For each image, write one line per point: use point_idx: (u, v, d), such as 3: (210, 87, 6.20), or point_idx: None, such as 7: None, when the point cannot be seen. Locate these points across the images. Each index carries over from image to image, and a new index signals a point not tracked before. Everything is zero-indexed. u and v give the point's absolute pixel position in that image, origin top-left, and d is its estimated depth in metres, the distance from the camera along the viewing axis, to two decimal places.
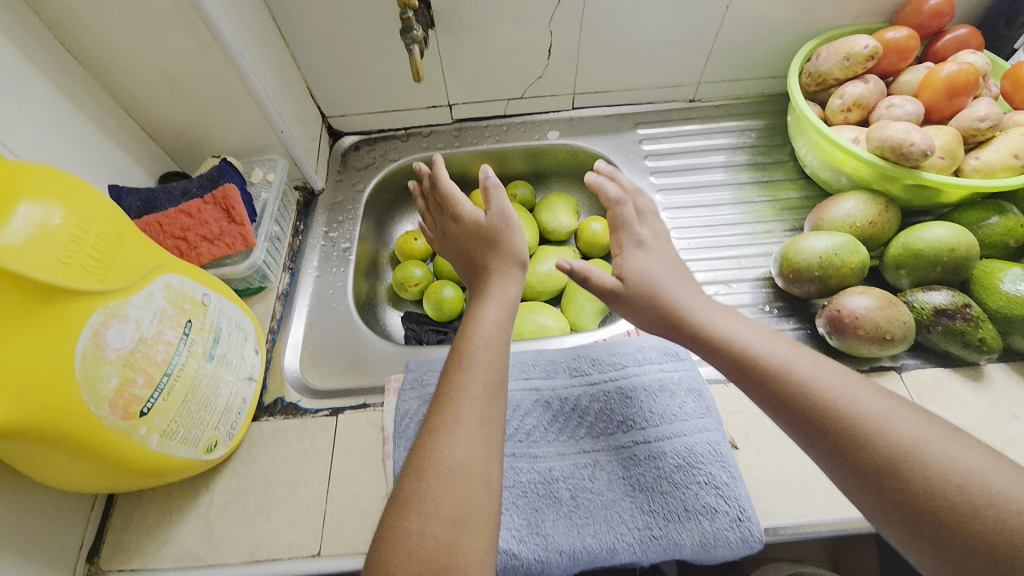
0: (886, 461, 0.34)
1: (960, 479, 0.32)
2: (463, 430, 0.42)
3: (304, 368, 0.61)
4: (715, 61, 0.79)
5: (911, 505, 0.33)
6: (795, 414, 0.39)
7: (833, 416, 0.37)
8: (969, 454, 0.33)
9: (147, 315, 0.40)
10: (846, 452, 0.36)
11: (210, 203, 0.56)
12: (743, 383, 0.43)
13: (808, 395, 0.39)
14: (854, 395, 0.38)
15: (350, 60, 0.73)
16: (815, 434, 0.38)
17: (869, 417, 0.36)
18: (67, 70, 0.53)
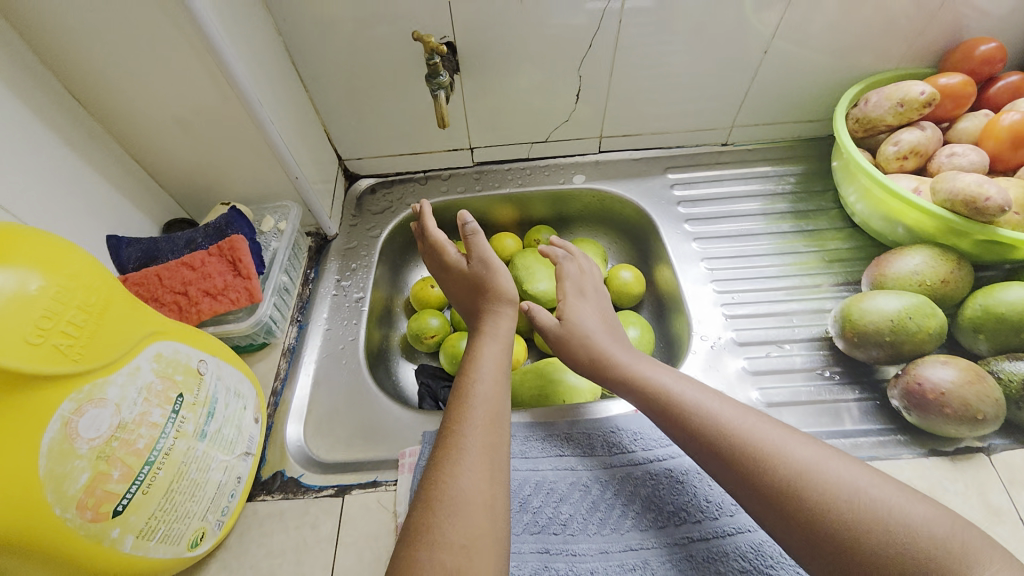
0: (818, 508, 0.36)
1: (880, 517, 0.35)
2: (469, 459, 0.42)
3: (307, 436, 0.54)
4: (749, 104, 0.76)
5: (824, 534, 0.36)
6: (725, 466, 0.41)
7: (761, 465, 0.39)
8: (886, 490, 0.37)
9: (130, 395, 0.35)
10: (759, 484, 0.39)
11: (215, 255, 0.52)
12: (666, 423, 0.46)
13: (737, 445, 0.41)
14: (779, 439, 0.41)
15: (369, 103, 0.70)
16: (747, 485, 0.40)
17: (796, 462, 0.39)
18: (71, 118, 0.50)
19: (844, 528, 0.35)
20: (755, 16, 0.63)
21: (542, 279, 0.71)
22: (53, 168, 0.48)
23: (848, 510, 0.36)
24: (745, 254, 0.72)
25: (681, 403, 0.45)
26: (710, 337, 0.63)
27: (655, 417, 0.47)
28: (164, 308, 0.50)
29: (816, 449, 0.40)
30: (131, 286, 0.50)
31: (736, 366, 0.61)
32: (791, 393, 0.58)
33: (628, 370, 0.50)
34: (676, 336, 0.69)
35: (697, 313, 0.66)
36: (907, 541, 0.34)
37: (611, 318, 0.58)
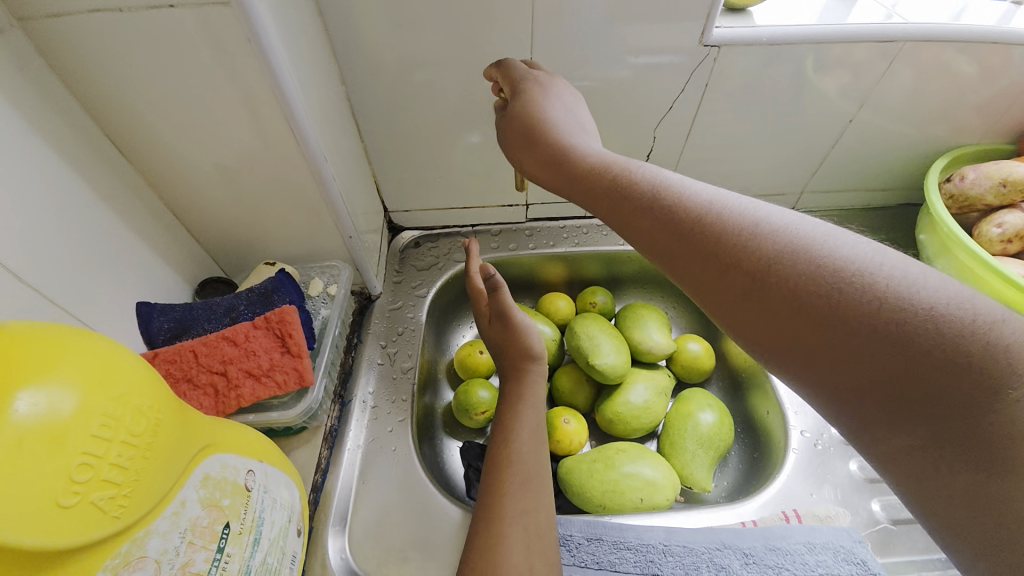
0: (790, 295, 0.28)
1: (879, 293, 0.25)
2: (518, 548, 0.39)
3: (355, 547, 0.46)
4: (821, 171, 0.72)
5: (828, 326, 0.26)
6: (678, 252, 0.33)
7: (722, 249, 0.31)
8: (893, 259, 0.26)
9: (173, 544, 0.27)
10: (737, 271, 0.30)
11: (262, 328, 0.45)
12: (623, 205, 0.37)
13: (691, 229, 0.32)
14: (750, 216, 0.31)
15: (427, 154, 0.66)
16: (704, 273, 0.32)
17: (771, 249, 0.29)
18: (112, 172, 0.45)
19: (821, 314, 0.26)
20: (817, 81, 0.60)
21: (610, 352, 0.63)
22: (87, 228, 0.42)
23: (831, 292, 0.26)
24: None
25: (631, 193, 0.36)
26: (814, 434, 0.55)
27: (602, 211, 0.39)
28: (197, 390, 0.42)
29: (812, 228, 0.29)
30: (160, 364, 0.42)
31: (849, 471, 0.52)
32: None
33: (583, 162, 0.41)
34: (759, 421, 0.62)
35: (792, 403, 0.57)
36: (918, 319, 0.24)
37: (582, 114, 0.47)
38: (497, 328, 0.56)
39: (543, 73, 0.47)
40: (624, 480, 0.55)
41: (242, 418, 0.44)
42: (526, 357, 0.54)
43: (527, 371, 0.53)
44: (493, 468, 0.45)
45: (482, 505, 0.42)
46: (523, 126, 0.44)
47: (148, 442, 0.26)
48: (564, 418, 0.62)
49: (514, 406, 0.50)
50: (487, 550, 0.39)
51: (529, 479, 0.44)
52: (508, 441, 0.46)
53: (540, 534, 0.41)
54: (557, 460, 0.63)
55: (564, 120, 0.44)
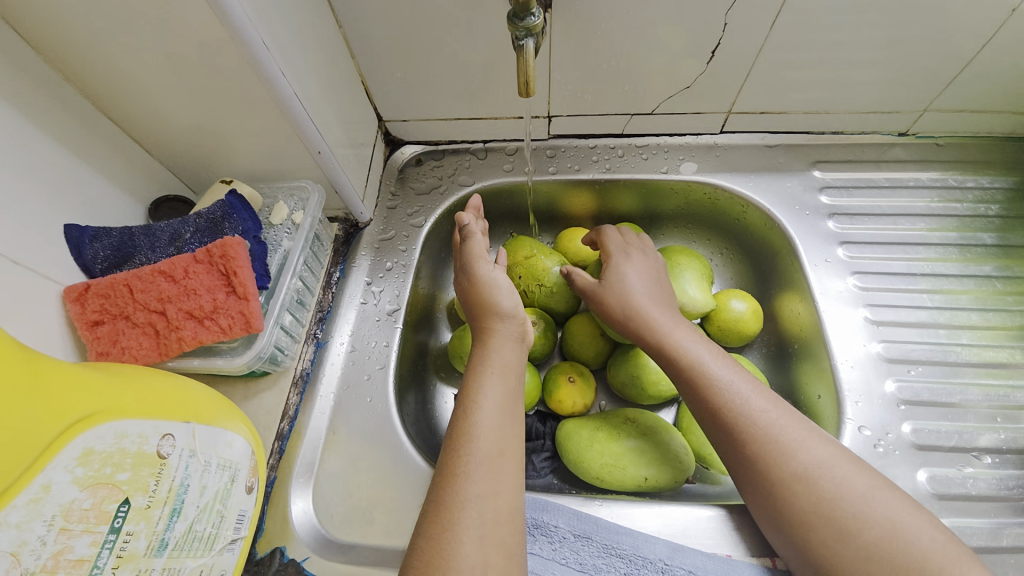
0: (797, 500, 0.35)
1: (874, 519, 0.33)
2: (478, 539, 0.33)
3: (318, 504, 0.43)
4: (963, 82, 0.51)
5: (816, 526, 0.34)
6: (717, 431, 0.40)
7: (752, 443, 0.38)
8: (877, 493, 0.34)
9: (34, 535, 0.23)
10: (763, 464, 0.37)
11: (204, 263, 0.39)
12: (694, 385, 0.41)
13: (729, 417, 0.39)
14: (776, 417, 0.38)
15: (421, 48, 0.52)
16: (735, 457, 0.39)
17: (798, 463, 0.36)
18: (10, 60, 0.36)
19: (825, 530, 0.34)
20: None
21: None
22: None
23: (838, 506, 0.34)
24: (923, 304, 0.52)
25: (690, 360, 0.42)
26: (876, 433, 0.46)
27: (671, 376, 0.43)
28: (136, 329, 0.37)
29: (833, 449, 0.37)
30: (94, 298, 0.37)
31: (914, 482, 0.44)
32: (990, 536, 0.42)
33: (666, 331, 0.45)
34: (806, 404, 0.52)
35: (855, 391, 0.48)
36: (886, 532, 0.33)
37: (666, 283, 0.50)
38: (465, 283, 0.50)
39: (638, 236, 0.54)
40: (630, 457, 0.48)
41: (188, 362, 0.40)
42: (497, 316, 0.46)
43: (494, 333, 0.46)
44: (451, 443, 0.39)
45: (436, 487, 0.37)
46: (622, 302, 0.48)
47: None
48: (569, 377, 0.54)
49: (480, 372, 0.43)
50: (438, 538, 0.34)
51: (493, 457, 0.37)
52: (469, 415, 0.39)
53: (502, 521, 0.35)
54: (558, 419, 0.57)
55: (646, 293, 0.48)
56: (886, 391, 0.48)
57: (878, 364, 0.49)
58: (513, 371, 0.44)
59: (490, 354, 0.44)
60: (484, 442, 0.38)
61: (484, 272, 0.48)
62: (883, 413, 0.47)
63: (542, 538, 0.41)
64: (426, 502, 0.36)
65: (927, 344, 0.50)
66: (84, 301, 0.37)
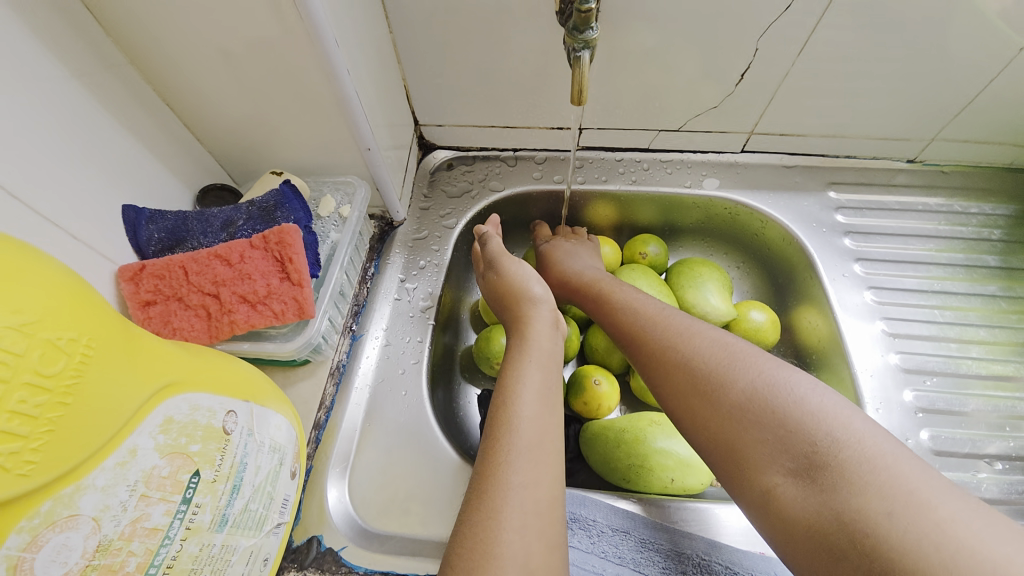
0: (675, 379, 0.36)
1: (747, 377, 0.33)
2: (523, 525, 0.34)
3: (354, 494, 0.43)
4: (971, 114, 0.55)
5: (739, 441, 0.31)
6: (626, 344, 0.42)
7: (642, 341, 0.40)
8: (806, 392, 0.31)
9: (117, 500, 0.23)
10: (683, 385, 0.35)
11: (259, 249, 0.40)
12: (628, 329, 0.43)
13: (631, 326, 0.42)
14: (701, 338, 0.37)
15: (466, 57, 0.54)
16: (636, 362, 0.40)
17: (677, 347, 0.37)
18: (87, 44, 0.36)
19: (705, 397, 0.34)
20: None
21: None
22: (59, 113, 0.35)
23: (759, 414, 0.31)
24: (933, 318, 0.55)
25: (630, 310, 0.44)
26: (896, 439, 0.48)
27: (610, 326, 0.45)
28: (188, 311, 0.38)
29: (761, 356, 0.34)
30: (149, 278, 0.38)
31: None
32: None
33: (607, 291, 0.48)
34: None
35: (874, 399, 0.50)
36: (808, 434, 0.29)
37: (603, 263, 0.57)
38: (491, 277, 0.53)
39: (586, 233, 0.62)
40: (658, 457, 0.48)
41: (237, 346, 0.40)
42: (529, 303, 0.49)
43: (530, 320, 0.48)
44: (492, 431, 0.39)
45: (477, 471, 0.38)
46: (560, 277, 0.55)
47: (71, 384, 0.21)
48: (596, 378, 0.55)
49: (518, 361, 0.44)
50: (480, 525, 0.34)
51: (534, 447, 0.38)
52: (511, 403, 0.40)
53: (541, 511, 0.35)
54: (581, 422, 0.58)
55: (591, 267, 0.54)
56: (904, 399, 0.50)
57: (896, 376, 0.51)
58: (551, 357, 0.45)
59: (528, 342, 0.45)
60: (525, 429, 0.39)
61: (511, 266, 0.52)
62: (902, 420, 0.49)
63: (581, 532, 0.42)
64: (469, 489, 0.37)
65: (939, 356, 0.53)
66: (139, 280, 0.37)
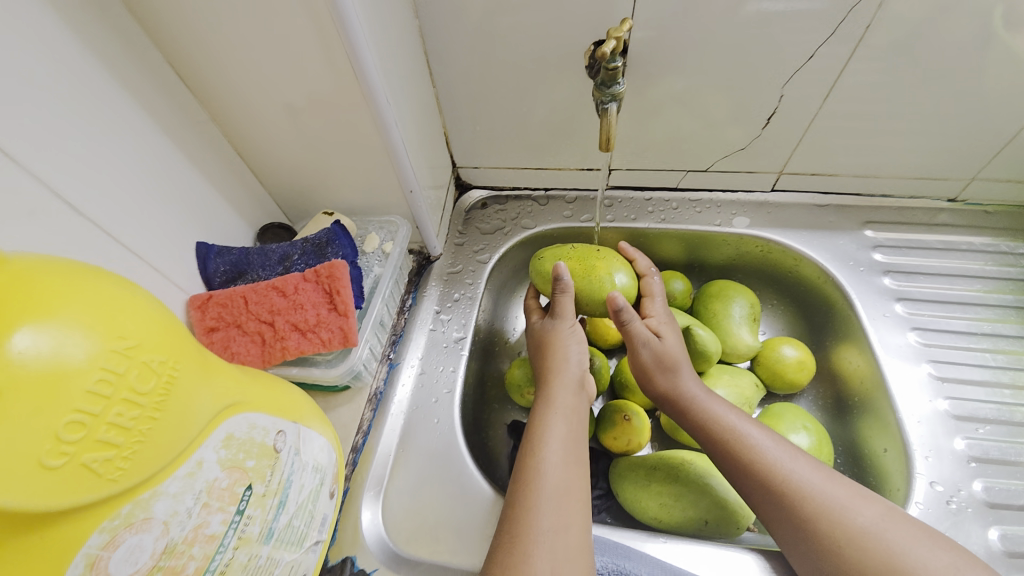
0: (853, 563, 0.33)
1: (861, 523, 0.35)
2: (552, 563, 0.36)
3: (387, 518, 0.44)
4: (1010, 153, 0.54)
5: None
6: (761, 498, 0.39)
7: (792, 501, 0.37)
8: (936, 560, 0.32)
9: (184, 506, 0.25)
10: (805, 538, 0.36)
11: (311, 281, 0.44)
12: (723, 456, 0.42)
13: (774, 481, 0.38)
14: (808, 484, 0.38)
15: (501, 106, 0.58)
16: (778, 513, 0.38)
17: (850, 517, 0.35)
18: (176, 103, 0.43)
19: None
20: (1004, 36, 0.44)
21: (703, 327, 0.55)
22: (150, 161, 0.40)
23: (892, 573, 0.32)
24: (985, 362, 0.52)
25: (716, 429, 0.43)
26: (948, 490, 0.45)
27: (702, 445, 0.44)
28: (245, 337, 0.41)
29: (878, 508, 0.36)
30: (214, 306, 0.42)
31: (985, 539, 0.43)
32: None
33: (689, 400, 0.45)
34: (869, 457, 0.52)
35: (924, 446, 0.47)
36: None
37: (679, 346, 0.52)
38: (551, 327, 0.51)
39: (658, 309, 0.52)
40: (690, 498, 0.47)
41: (286, 370, 0.44)
42: (558, 364, 0.49)
43: (558, 374, 0.48)
44: (528, 462, 0.42)
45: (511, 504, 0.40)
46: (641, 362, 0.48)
47: (159, 399, 0.24)
48: (624, 416, 0.54)
49: (544, 413, 0.45)
50: (515, 550, 0.36)
51: (561, 494, 0.40)
52: (536, 451, 0.42)
53: (572, 551, 0.37)
54: (610, 457, 0.57)
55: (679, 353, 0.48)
56: (955, 448, 0.47)
57: (950, 425, 0.49)
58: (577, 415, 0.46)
59: (552, 394, 0.47)
60: (548, 477, 0.40)
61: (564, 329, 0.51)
62: (954, 470, 0.46)
63: None
64: (505, 509, 0.39)
65: (992, 402, 0.50)
66: (206, 308, 0.42)
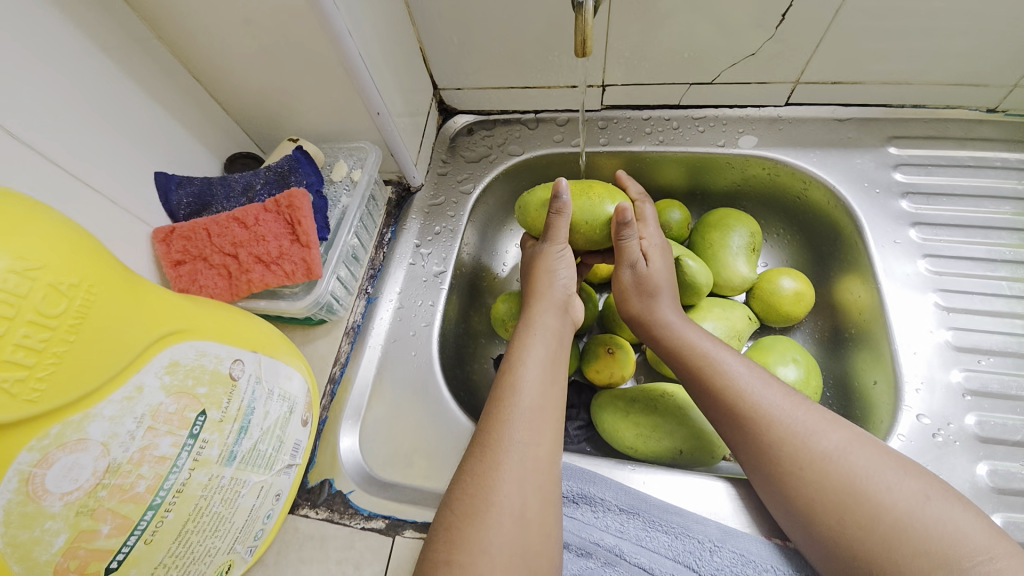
0: (814, 484, 0.34)
1: (829, 448, 0.35)
2: (520, 476, 0.36)
3: (364, 446, 0.46)
4: None
5: (825, 517, 0.34)
6: (730, 424, 0.39)
7: (762, 425, 0.37)
8: (897, 484, 0.33)
9: (125, 428, 0.26)
10: (772, 460, 0.36)
11: (272, 212, 0.42)
12: (699, 383, 0.41)
13: (744, 408, 0.38)
14: (781, 410, 0.37)
15: (480, 14, 0.52)
16: (745, 436, 0.38)
17: (817, 443, 0.35)
18: (112, 18, 0.39)
19: (857, 511, 0.32)
20: None
21: (692, 257, 0.52)
22: (91, 87, 0.38)
23: (852, 494, 0.33)
24: (1000, 292, 0.48)
25: (694, 357, 0.42)
26: (936, 422, 0.43)
27: (679, 372, 0.43)
28: (212, 270, 0.41)
29: (847, 434, 0.36)
30: (177, 239, 0.41)
31: (972, 475, 0.41)
32: None
33: (670, 329, 0.45)
34: (859, 391, 0.49)
35: (916, 379, 0.45)
36: (908, 522, 0.31)
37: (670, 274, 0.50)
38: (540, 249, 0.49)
39: (654, 231, 0.49)
40: (667, 427, 0.47)
41: (255, 303, 0.43)
42: (545, 286, 0.48)
43: (541, 297, 0.47)
44: (500, 387, 0.41)
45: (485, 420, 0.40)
46: (627, 289, 0.48)
47: (76, 323, 0.23)
48: (607, 348, 0.54)
49: (524, 333, 0.45)
50: (484, 464, 0.36)
51: (535, 409, 0.39)
52: (513, 371, 0.41)
53: (539, 465, 0.37)
54: (594, 389, 0.57)
55: (666, 282, 0.47)
56: (951, 380, 0.44)
57: (948, 355, 0.45)
58: (557, 337, 0.45)
59: (533, 317, 0.46)
60: (524, 395, 0.40)
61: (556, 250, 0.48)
62: (945, 402, 0.44)
63: (587, 508, 0.42)
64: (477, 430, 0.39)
65: (1001, 334, 0.46)
66: (170, 241, 0.41)
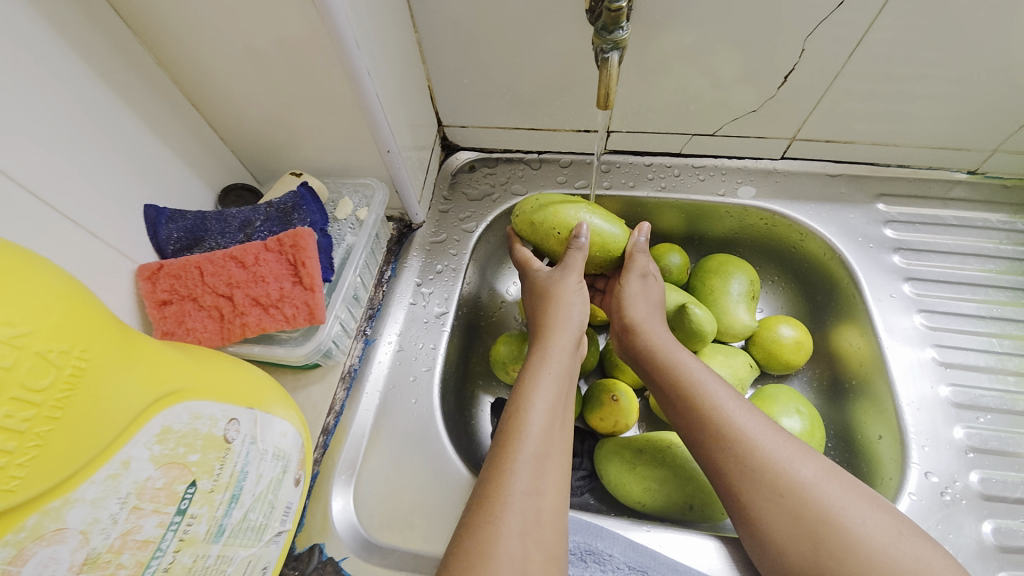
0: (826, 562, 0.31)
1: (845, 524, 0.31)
2: (522, 538, 0.33)
3: (359, 503, 0.42)
4: None
5: None
6: (733, 484, 0.36)
7: (772, 490, 0.34)
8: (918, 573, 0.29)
9: (108, 512, 0.22)
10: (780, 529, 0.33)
11: (273, 252, 0.40)
12: (706, 433, 0.38)
13: (757, 470, 0.35)
14: (795, 474, 0.34)
15: (492, 57, 0.52)
16: (751, 498, 0.34)
17: (833, 516, 0.32)
18: (110, 42, 0.37)
19: None
20: None
21: (699, 306, 0.51)
22: (85, 116, 0.35)
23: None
24: (990, 348, 0.50)
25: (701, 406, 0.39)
26: (943, 480, 0.44)
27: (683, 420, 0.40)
28: (201, 312, 0.38)
29: (868, 508, 0.32)
30: (165, 277, 0.38)
31: (978, 533, 0.42)
32: None
33: (677, 374, 0.41)
34: (862, 444, 0.50)
35: (921, 435, 0.45)
36: None
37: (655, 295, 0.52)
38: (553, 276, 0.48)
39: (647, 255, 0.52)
40: (676, 482, 0.45)
41: (248, 348, 0.40)
42: (558, 317, 0.45)
43: (553, 332, 0.45)
44: (504, 436, 0.38)
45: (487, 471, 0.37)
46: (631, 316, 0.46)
47: (64, 395, 0.21)
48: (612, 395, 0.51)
49: (535, 370, 0.42)
50: (483, 525, 0.33)
51: (540, 457, 0.37)
52: (521, 414, 0.39)
53: (544, 521, 0.35)
54: (595, 437, 0.55)
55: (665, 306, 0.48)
56: (954, 436, 0.45)
57: (949, 413, 0.46)
58: (564, 377, 0.43)
59: (545, 354, 0.43)
60: (527, 443, 0.37)
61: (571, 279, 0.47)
62: (950, 459, 0.44)
63: (595, 566, 0.40)
64: (478, 485, 0.36)
65: (994, 391, 0.48)
66: (156, 279, 0.37)
